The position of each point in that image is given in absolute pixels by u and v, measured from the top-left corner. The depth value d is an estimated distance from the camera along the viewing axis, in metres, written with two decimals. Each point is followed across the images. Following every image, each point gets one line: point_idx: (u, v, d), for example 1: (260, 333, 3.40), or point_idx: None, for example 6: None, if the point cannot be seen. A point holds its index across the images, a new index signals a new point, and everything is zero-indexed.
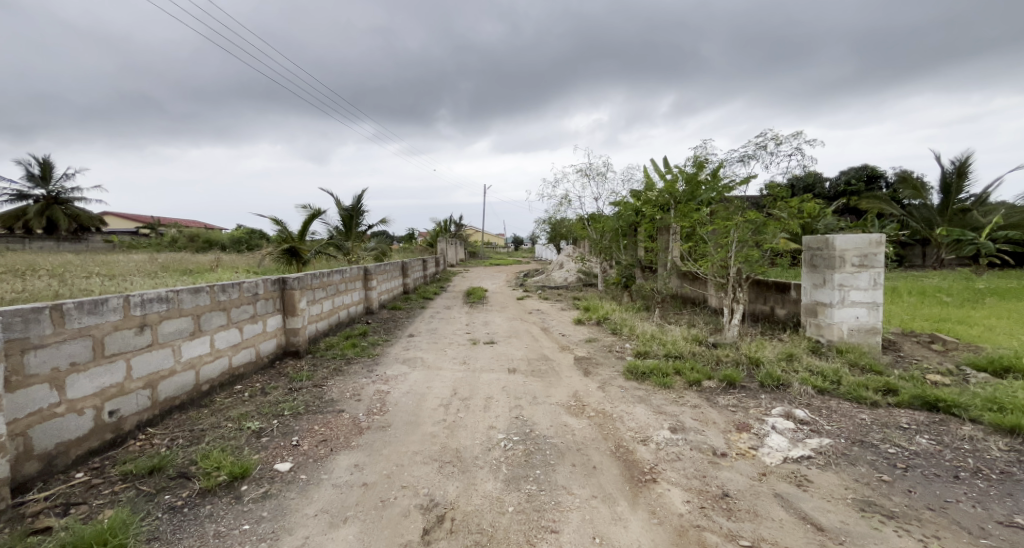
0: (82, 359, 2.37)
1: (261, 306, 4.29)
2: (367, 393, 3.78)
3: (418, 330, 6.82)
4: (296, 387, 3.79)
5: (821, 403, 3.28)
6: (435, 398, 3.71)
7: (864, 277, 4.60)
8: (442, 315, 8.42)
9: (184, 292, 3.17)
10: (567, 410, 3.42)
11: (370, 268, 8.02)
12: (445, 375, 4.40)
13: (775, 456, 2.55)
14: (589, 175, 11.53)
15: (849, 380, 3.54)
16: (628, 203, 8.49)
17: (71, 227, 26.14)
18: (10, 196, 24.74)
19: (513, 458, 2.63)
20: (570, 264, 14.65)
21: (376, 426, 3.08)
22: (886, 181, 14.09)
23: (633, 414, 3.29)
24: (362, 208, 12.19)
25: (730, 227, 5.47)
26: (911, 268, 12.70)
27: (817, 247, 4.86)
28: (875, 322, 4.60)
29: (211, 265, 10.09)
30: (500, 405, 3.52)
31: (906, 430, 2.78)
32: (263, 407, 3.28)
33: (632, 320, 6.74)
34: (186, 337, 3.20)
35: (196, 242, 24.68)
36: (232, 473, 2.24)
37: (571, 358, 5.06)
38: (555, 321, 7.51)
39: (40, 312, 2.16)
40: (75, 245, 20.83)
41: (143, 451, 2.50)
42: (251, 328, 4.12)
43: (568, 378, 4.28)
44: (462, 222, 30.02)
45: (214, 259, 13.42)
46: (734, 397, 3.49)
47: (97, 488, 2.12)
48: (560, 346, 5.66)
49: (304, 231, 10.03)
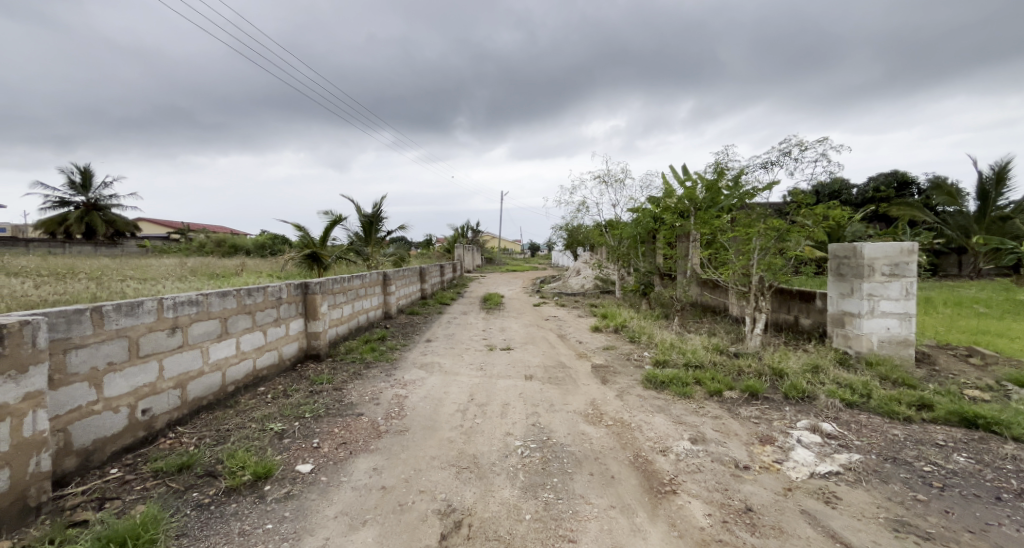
0: (119, 358, 2.48)
1: (284, 310, 4.40)
2: (385, 397, 3.83)
3: (436, 335, 6.88)
4: (317, 390, 3.86)
5: (850, 417, 3.17)
6: (452, 403, 3.73)
7: (895, 287, 4.45)
8: (458, 320, 8.47)
9: (213, 295, 3.28)
10: (584, 418, 3.40)
11: (389, 273, 8.14)
12: (462, 381, 4.42)
13: (801, 471, 2.47)
14: (607, 181, 11.50)
15: (879, 393, 3.41)
16: (647, 210, 8.42)
17: (108, 232, 27.42)
18: (53, 202, 26.10)
19: (530, 466, 2.62)
20: (587, 271, 14.57)
21: (394, 430, 3.11)
22: (918, 187, 13.62)
23: (652, 424, 3.24)
24: (381, 214, 12.42)
25: (752, 234, 5.36)
26: (946, 277, 12.20)
27: (844, 255, 4.72)
28: (907, 333, 4.43)
29: (236, 270, 10.42)
30: (517, 412, 3.51)
31: (941, 447, 2.66)
32: (285, 408, 3.36)
33: (650, 328, 6.65)
34: (214, 339, 3.30)
35: (223, 246, 25.55)
36: (256, 473, 2.30)
37: (588, 365, 5.02)
38: (572, 328, 7.47)
39: (82, 313, 2.27)
40: (111, 249, 21.83)
41: (172, 449, 2.59)
42: (275, 331, 4.23)
43: (586, 386, 4.25)
44: (479, 228, 30.24)
45: (239, 263, 13.84)
46: (757, 409, 3.41)
47: (130, 484, 2.20)
48: (577, 353, 5.62)
49: (325, 237, 10.28)
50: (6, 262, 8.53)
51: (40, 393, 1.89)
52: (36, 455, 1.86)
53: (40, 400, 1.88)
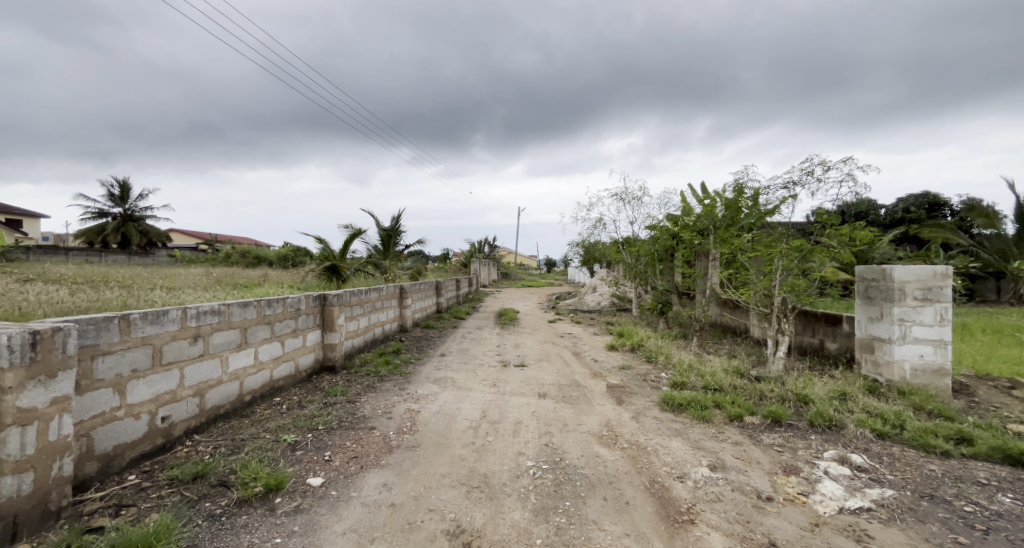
0: (142, 365, 2.54)
1: (302, 321, 4.48)
2: (397, 411, 3.82)
3: (450, 349, 6.88)
4: (331, 402, 3.88)
5: (882, 449, 3.01)
6: (464, 420, 3.69)
7: (928, 312, 4.26)
8: (472, 335, 8.43)
9: (234, 305, 3.36)
10: (599, 440, 3.31)
11: (406, 286, 8.24)
12: (475, 397, 4.38)
13: (829, 505, 2.34)
14: (624, 199, 11.50)
15: (914, 425, 3.23)
16: (664, 228, 8.35)
17: (141, 242, 28.67)
18: (92, 214, 27.51)
19: (542, 488, 2.55)
20: (604, 288, 14.46)
21: (405, 445, 3.09)
22: (950, 209, 13.19)
23: (670, 448, 3.14)
24: (400, 228, 12.65)
25: (773, 254, 5.23)
26: (983, 303, 11.65)
27: (872, 277, 4.57)
28: (943, 362, 4.22)
29: (259, 281, 10.70)
30: (529, 431, 3.45)
31: (984, 486, 2.49)
32: (298, 419, 3.38)
33: (668, 348, 6.49)
34: (233, 348, 3.37)
35: (247, 257, 26.33)
36: (267, 485, 2.30)
37: (604, 385, 4.92)
38: (588, 346, 7.36)
39: (110, 320, 2.34)
40: (143, 258, 22.77)
41: (188, 458, 2.62)
42: (292, 342, 4.30)
43: (600, 406, 4.16)
44: (496, 243, 30.49)
45: (261, 274, 14.21)
46: (780, 436, 3.27)
47: (146, 491, 2.23)
48: (592, 372, 5.52)
49: (345, 250, 10.52)
50: (44, 269, 8.98)
51: (66, 397, 1.95)
52: (59, 460, 1.90)
53: (66, 404, 1.94)
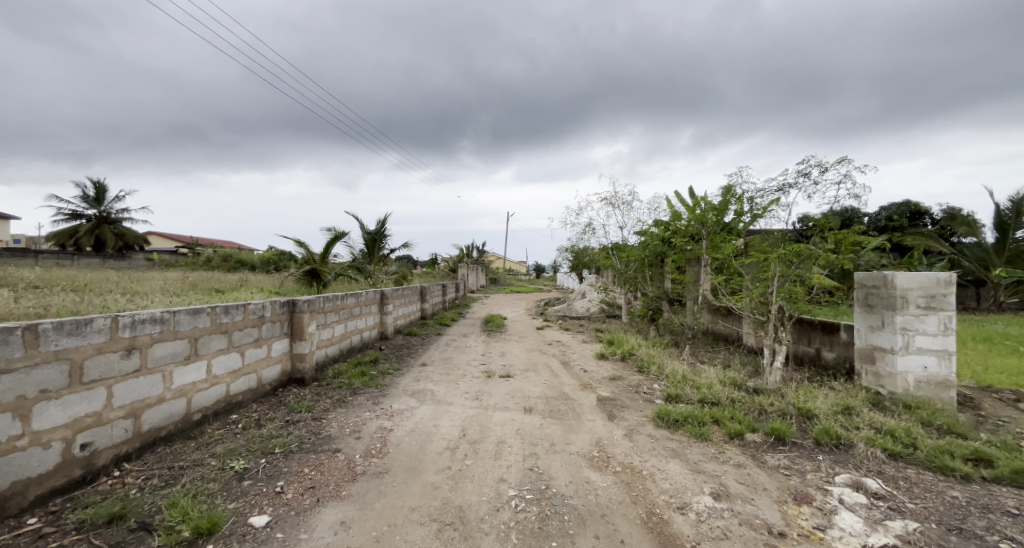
0: (56, 385, 2.18)
1: (266, 329, 4.12)
2: (367, 430, 3.47)
3: (432, 359, 6.52)
4: (293, 421, 3.50)
5: (896, 472, 2.75)
6: (441, 439, 3.35)
7: (931, 321, 4.08)
8: (456, 343, 8.08)
9: (181, 313, 3.00)
10: (589, 462, 3.00)
11: (388, 292, 7.88)
12: (455, 413, 4.04)
13: (850, 543, 2.06)
14: (614, 204, 11.34)
15: (928, 444, 3.00)
16: (655, 233, 8.16)
17: (118, 246, 27.74)
18: (67, 215, 26.62)
19: (525, 524, 2.23)
20: (593, 294, 14.29)
21: (372, 472, 2.74)
22: (931, 217, 13.32)
23: (667, 472, 2.84)
24: (385, 232, 12.25)
25: (769, 260, 5.01)
26: (965, 311, 11.74)
27: (872, 285, 4.38)
28: (947, 374, 4.03)
29: (235, 287, 10.25)
30: (513, 453, 3.12)
31: (1016, 517, 2.23)
32: (252, 442, 3.00)
33: (660, 357, 6.24)
34: (180, 362, 3.00)
35: (228, 260, 25.62)
36: (197, 529, 1.94)
37: (594, 398, 4.62)
38: (577, 354, 7.08)
39: (11, 333, 1.99)
40: (118, 261, 22.01)
41: (111, 493, 2.24)
42: (254, 353, 3.91)
43: (591, 422, 3.85)
44: (484, 248, 30.27)
45: (241, 279, 13.69)
46: (786, 457, 3.00)
47: (46, 539, 1.85)
48: (582, 383, 5.21)
49: (327, 253, 10.13)
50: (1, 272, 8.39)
51: None
52: None
53: None
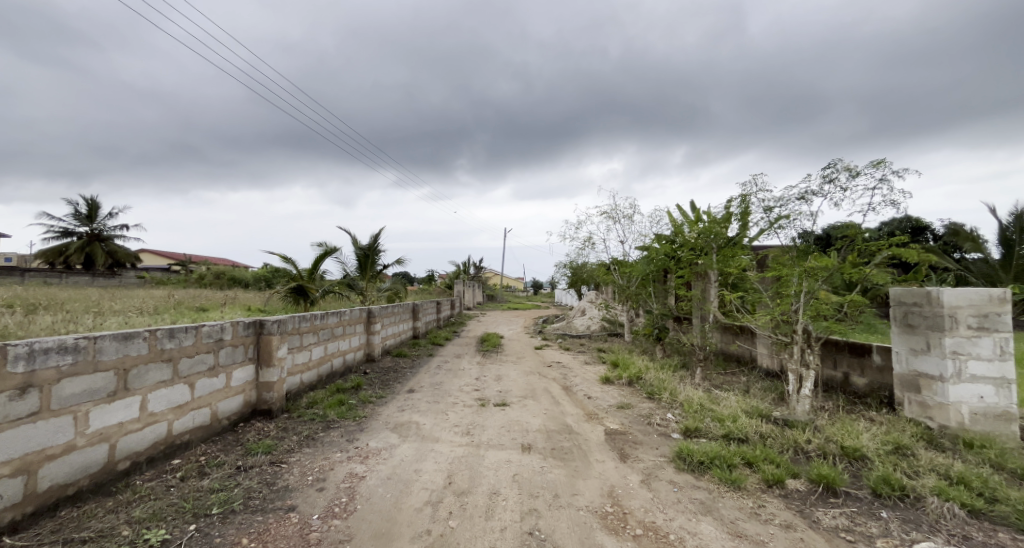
0: None
1: (225, 355, 3.58)
2: (335, 478, 2.90)
3: (421, 384, 5.95)
4: (246, 467, 2.93)
5: (986, 537, 2.21)
6: (422, 490, 2.78)
7: (986, 344, 3.58)
8: (449, 365, 7.50)
9: (106, 339, 2.49)
10: (601, 521, 2.45)
11: (375, 310, 7.34)
12: (442, 453, 3.47)
13: None
14: (614, 217, 10.96)
15: (1015, 497, 2.46)
16: (659, 246, 7.72)
17: (108, 263, 27.16)
18: (57, 233, 26.14)
19: None
20: (592, 311, 13.77)
21: (330, 540, 2.18)
22: (932, 233, 13.01)
23: (701, 537, 2.27)
24: (378, 247, 11.74)
25: (793, 275, 4.53)
26: None
27: (914, 302, 3.89)
28: (1007, 405, 3.53)
29: (216, 305, 9.66)
30: (509, 509, 2.56)
31: None
32: (185, 499, 2.43)
33: (670, 381, 5.68)
34: (102, 400, 2.47)
35: (221, 278, 25.06)
36: None
37: (601, 432, 4.05)
38: (579, 378, 6.52)
39: None
40: (106, 279, 21.42)
41: None
42: (207, 383, 3.37)
43: (600, 464, 3.29)
44: (481, 264, 29.87)
45: (228, 296, 13.10)
46: (843, 514, 2.45)
47: None
48: (586, 413, 4.64)
49: (315, 269, 9.61)
50: None
51: None
52: None
53: None
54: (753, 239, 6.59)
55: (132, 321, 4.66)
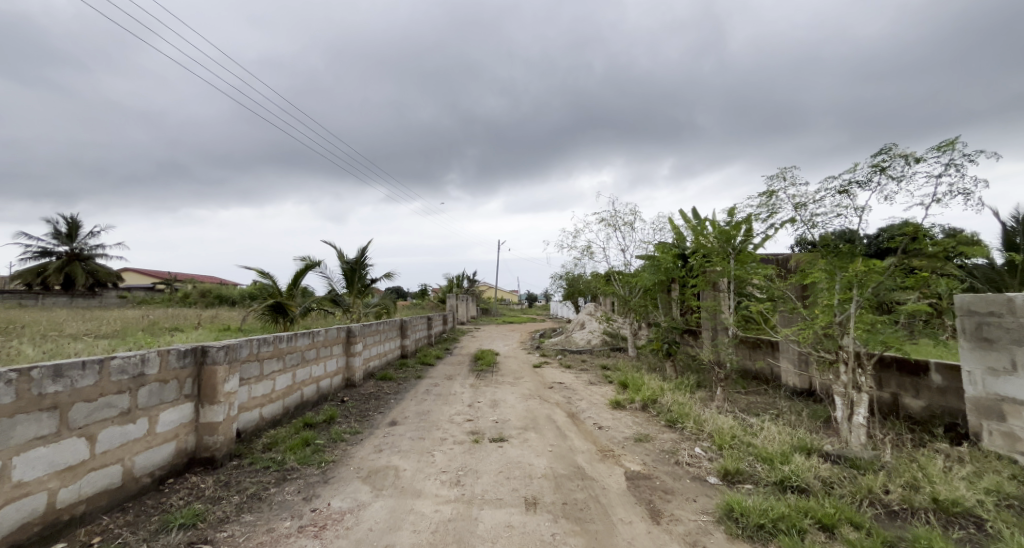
0: None
1: (147, 395, 2.82)
2: None
3: (405, 414, 5.17)
4: None
5: None
6: None
7: None
8: (439, 389, 6.69)
9: None
10: None
11: (356, 328, 6.59)
12: (423, 515, 2.71)
13: None
14: (614, 225, 10.36)
15: None
16: (668, 253, 7.11)
17: (89, 283, 26.10)
18: (36, 253, 25.17)
19: None
20: (591, 324, 13.05)
21: None
22: None
23: None
24: (366, 261, 11.00)
25: (837, 281, 3.88)
26: None
27: (991, 312, 3.24)
28: None
29: (187, 326, 8.83)
30: None
31: None
32: None
33: (691, 406, 4.95)
34: None
35: (207, 296, 24.09)
36: None
37: (621, 476, 3.31)
38: (585, 402, 5.77)
39: None
40: (84, 299, 20.43)
41: None
42: (116, 433, 2.60)
43: (626, 527, 2.56)
44: (474, 278, 29.16)
45: (205, 315, 12.25)
46: None
47: None
48: (599, 450, 3.89)
49: (295, 285, 8.85)
50: None
51: None
52: None
53: None
54: (762, 245, 6.04)
55: (57, 353, 3.90)
